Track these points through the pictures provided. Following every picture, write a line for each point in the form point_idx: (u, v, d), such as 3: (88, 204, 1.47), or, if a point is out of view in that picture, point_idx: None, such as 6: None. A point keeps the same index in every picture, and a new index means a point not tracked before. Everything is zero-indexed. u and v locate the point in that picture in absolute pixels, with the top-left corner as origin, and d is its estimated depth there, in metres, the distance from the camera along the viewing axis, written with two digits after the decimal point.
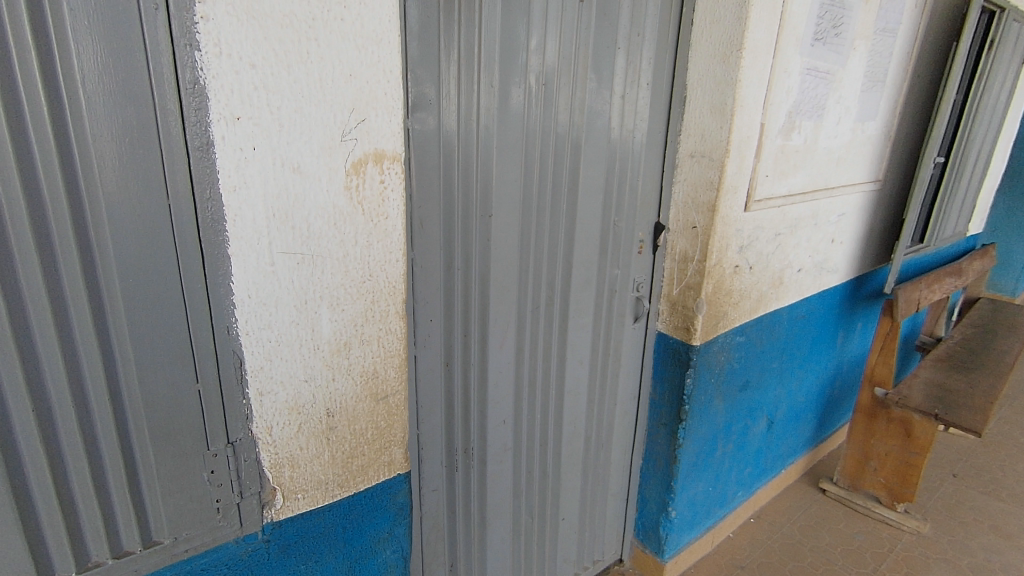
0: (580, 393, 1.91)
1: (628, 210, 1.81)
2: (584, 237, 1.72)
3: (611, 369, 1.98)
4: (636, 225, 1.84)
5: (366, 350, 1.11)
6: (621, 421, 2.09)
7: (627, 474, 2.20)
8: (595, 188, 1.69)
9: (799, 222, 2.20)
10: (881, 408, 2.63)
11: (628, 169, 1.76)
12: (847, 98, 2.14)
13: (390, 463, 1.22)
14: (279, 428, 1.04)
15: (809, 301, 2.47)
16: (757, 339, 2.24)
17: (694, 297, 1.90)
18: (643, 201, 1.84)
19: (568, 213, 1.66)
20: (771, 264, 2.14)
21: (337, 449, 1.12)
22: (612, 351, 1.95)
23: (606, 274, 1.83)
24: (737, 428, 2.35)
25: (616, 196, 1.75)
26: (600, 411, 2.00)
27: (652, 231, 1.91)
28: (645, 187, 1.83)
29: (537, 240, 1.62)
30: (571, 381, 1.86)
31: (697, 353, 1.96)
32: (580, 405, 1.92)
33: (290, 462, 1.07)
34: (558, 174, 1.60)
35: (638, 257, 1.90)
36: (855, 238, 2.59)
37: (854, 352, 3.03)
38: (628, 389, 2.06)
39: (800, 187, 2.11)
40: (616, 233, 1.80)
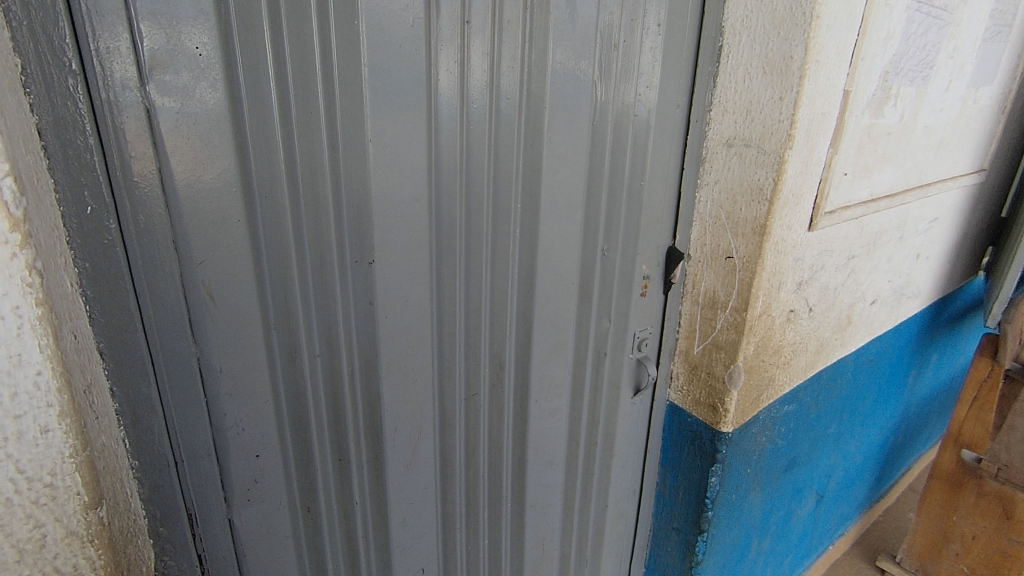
0: (551, 502, 1.29)
1: (627, 233, 1.14)
2: (553, 282, 1.07)
3: (600, 461, 1.34)
4: (639, 254, 1.18)
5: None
6: (615, 529, 1.46)
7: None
8: (571, 202, 1.03)
9: (880, 236, 1.51)
10: (969, 475, 2.01)
11: (626, 167, 1.08)
12: (962, 52, 1.44)
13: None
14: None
15: (881, 339, 1.80)
16: (811, 403, 1.60)
17: (726, 363, 1.25)
18: (652, 217, 1.17)
19: (522, 247, 1.01)
20: (838, 299, 1.47)
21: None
22: (600, 438, 1.31)
23: (590, 332, 1.18)
24: (778, 516, 1.72)
25: (605, 213, 1.09)
26: (584, 520, 1.38)
27: (664, 261, 1.24)
28: (654, 195, 1.15)
29: (467, 294, 0.97)
30: (538, 491, 1.24)
31: (727, 442, 1.32)
32: (551, 518, 1.30)
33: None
34: (501, 182, 0.94)
35: (641, 302, 1.23)
36: (945, 249, 1.89)
37: (923, 390, 2.38)
38: (626, 484, 1.43)
39: (887, 186, 1.42)
40: (607, 270, 1.15)
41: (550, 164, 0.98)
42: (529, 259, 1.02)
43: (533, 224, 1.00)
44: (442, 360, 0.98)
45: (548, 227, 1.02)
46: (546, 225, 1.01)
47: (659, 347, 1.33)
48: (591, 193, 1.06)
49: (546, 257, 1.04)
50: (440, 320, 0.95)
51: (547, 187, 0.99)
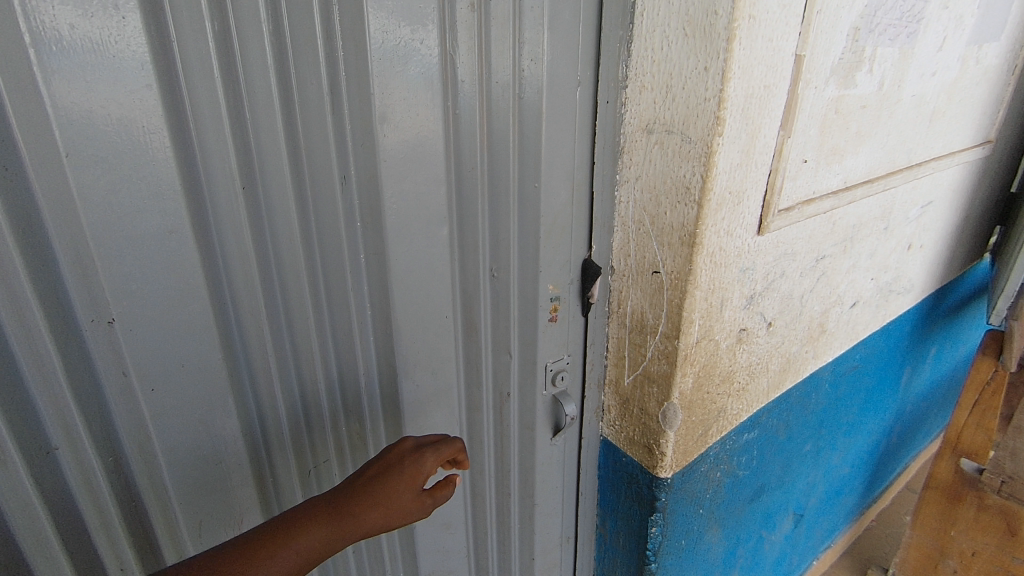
0: (453, 562, 1.09)
1: (519, 248, 0.90)
2: (419, 317, 0.84)
3: (517, 512, 1.13)
4: (542, 272, 0.93)
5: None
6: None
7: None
8: (431, 216, 0.80)
9: (858, 230, 1.26)
10: (970, 488, 1.79)
11: (510, 166, 0.84)
12: (958, 2, 1.17)
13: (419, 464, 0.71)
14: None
15: (866, 344, 1.56)
16: (780, 425, 1.37)
17: (658, 399, 1.01)
18: (556, 225, 0.92)
19: (361, 275, 0.77)
20: (806, 308, 1.23)
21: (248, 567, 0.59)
22: (514, 488, 1.10)
23: (482, 369, 0.97)
24: (745, 548, 1.52)
25: (486, 225, 0.86)
26: (502, 574, 1.19)
27: (577, 278, 1.00)
28: (556, 199, 0.90)
29: (290, 338, 0.76)
30: (433, 552, 1.04)
31: (666, 488, 1.09)
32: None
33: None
34: (319, 190, 0.71)
35: (550, 329, 0.99)
36: (941, 236, 1.64)
37: (920, 388, 2.15)
38: (558, 534, 1.22)
39: (864, 171, 1.16)
40: (495, 295, 0.92)
41: (391, 169, 0.74)
42: (381, 289, 0.79)
43: (379, 245, 0.77)
44: (267, 421, 0.77)
45: (398, 250, 0.78)
46: (397, 248, 0.78)
47: (582, 378, 1.10)
48: (463, 201, 0.83)
49: (402, 288, 0.81)
50: (250, 373, 0.74)
51: (391, 199, 0.75)
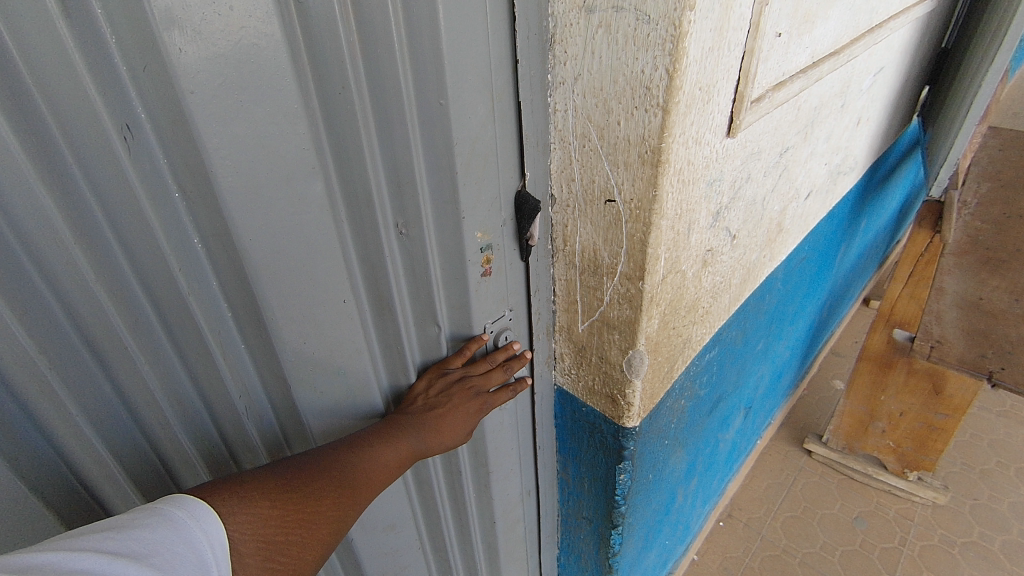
0: (405, 554, 0.96)
1: (428, 192, 0.68)
2: (306, 310, 0.62)
3: (466, 483, 1.00)
4: (467, 220, 0.70)
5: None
6: (509, 541, 1.15)
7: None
8: (294, 170, 0.54)
9: (820, 111, 1.10)
10: (899, 355, 1.84)
11: (401, 79, 0.59)
12: None
13: (480, 387, 0.78)
14: (225, 487, 0.56)
15: (814, 233, 1.48)
16: (738, 335, 1.28)
17: (620, 347, 0.86)
18: (478, 151, 0.68)
19: (194, 266, 0.55)
20: (768, 209, 1.08)
21: (345, 472, 0.64)
22: (463, 462, 0.96)
23: (405, 348, 0.77)
24: (704, 455, 1.49)
25: (374, 168, 0.62)
26: (461, 544, 1.08)
27: (512, 216, 0.78)
28: (473, 118, 0.66)
29: (103, 371, 0.54)
30: (379, 554, 0.90)
31: (634, 435, 0.96)
32: (409, 568, 0.99)
33: (294, 545, 0.59)
34: (84, 155, 0.46)
35: (485, 286, 0.78)
36: (886, 106, 1.52)
37: (850, 261, 2.17)
38: (518, 493, 1.11)
39: (833, 39, 0.98)
40: (406, 256, 0.71)
41: (209, 108, 0.46)
42: (236, 281, 0.57)
43: (215, 224, 0.53)
44: (95, 477, 0.58)
45: (250, 228, 0.53)
46: (248, 224, 0.53)
47: (528, 330, 0.91)
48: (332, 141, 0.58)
49: (269, 275, 0.57)
50: (43, 433, 0.52)
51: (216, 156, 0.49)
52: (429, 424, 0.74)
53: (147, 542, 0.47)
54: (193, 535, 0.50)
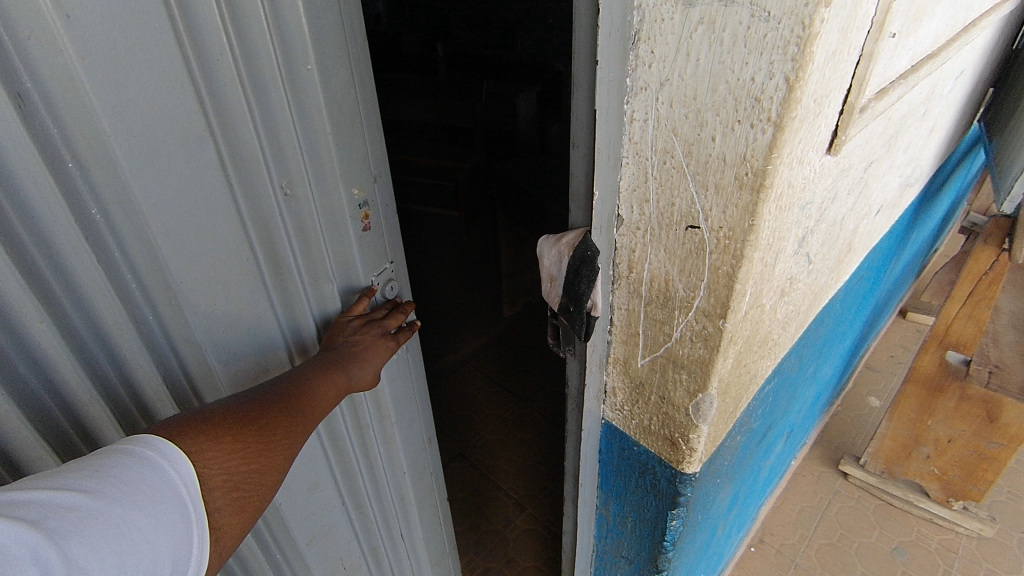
0: (331, 514, 0.99)
1: (310, 155, 0.70)
2: (210, 269, 0.65)
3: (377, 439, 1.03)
4: (343, 174, 0.74)
5: (61, 527, 0.43)
6: (421, 492, 1.19)
7: (450, 536, 1.40)
8: (185, 132, 0.58)
9: (905, 121, 0.98)
10: (952, 380, 1.71)
11: (265, 40, 0.61)
12: None
13: (386, 326, 0.81)
14: (191, 427, 0.55)
15: (875, 249, 1.36)
16: (796, 362, 1.18)
17: (687, 389, 0.76)
18: (347, 112, 0.72)
19: (99, 243, 0.56)
20: (845, 228, 0.97)
21: (299, 399, 0.66)
22: (370, 416, 0.99)
23: (307, 314, 0.78)
24: (747, 484, 1.39)
25: (257, 133, 0.64)
26: (380, 501, 1.11)
27: (380, 172, 0.81)
28: (334, 82, 0.69)
29: (20, 352, 0.53)
30: (305, 517, 0.93)
31: (693, 482, 0.86)
32: (335, 527, 1.02)
33: (257, 474, 0.59)
34: None
35: (367, 240, 0.82)
36: (958, 113, 1.40)
37: (896, 274, 2.04)
38: (421, 439, 1.14)
39: (933, 41, 0.86)
40: (300, 223, 0.72)
41: (93, 63, 0.49)
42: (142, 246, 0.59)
43: (118, 191, 0.55)
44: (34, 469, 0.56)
45: (144, 189, 0.56)
46: (140, 183, 0.56)
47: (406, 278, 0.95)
48: (213, 105, 0.59)
49: (167, 235, 0.60)
50: None
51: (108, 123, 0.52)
52: (364, 356, 0.76)
53: (124, 479, 0.48)
54: (170, 473, 0.50)
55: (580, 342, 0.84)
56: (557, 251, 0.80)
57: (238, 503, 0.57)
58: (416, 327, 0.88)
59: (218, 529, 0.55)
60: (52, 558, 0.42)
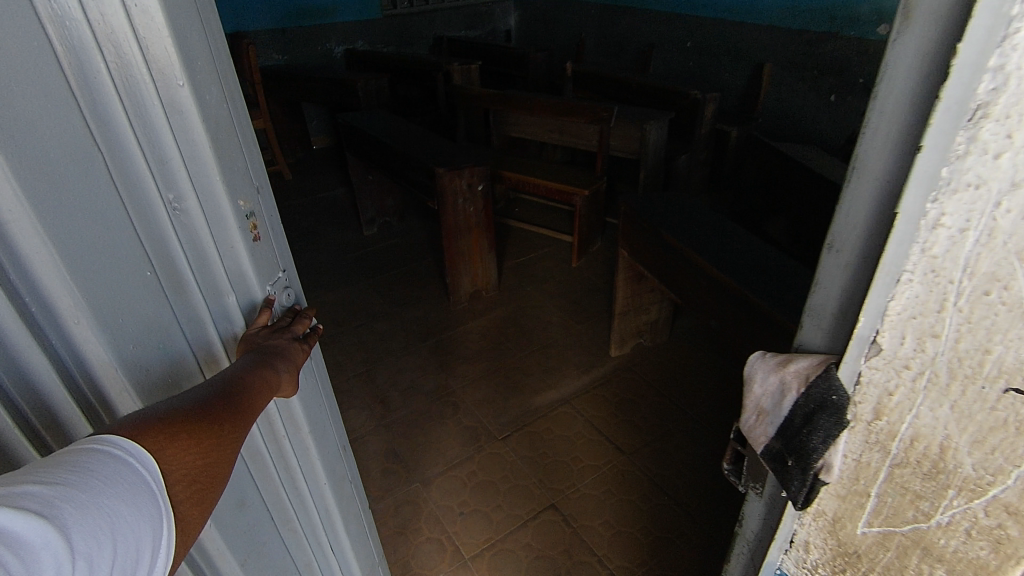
0: (256, 525, 1.01)
1: (196, 169, 0.69)
2: (101, 282, 0.66)
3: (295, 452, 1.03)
4: (232, 187, 0.73)
5: (62, 515, 0.48)
6: (343, 500, 1.19)
7: (375, 539, 1.41)
8: (71, 151, 0.59)
9: None
10: None
11: (138, 57, 0.59)
12: None
13: (294, 331, 0.86)
14: (148, 435, 0.59)
15: None
16: None
17: None
18: (222, 125, 0.71)
19: None
20: None
21: (238, 394, 0.71)
22: (280, 426, 0.98)
23: (204, 325, 0.78)
24: None
25: (140, 147, 0.64)
26: (303, 515, 1.11)
27: (256, 181, 0.79)
28: (207, 91, 0.67)
29: None
30: (229, 527, 0.95)
31: None
32: (260, 538, 1.03)
33: (208, 473, 0.63)
34: None
35: (260, 249, 0.81)
36: None
37: None
38: (334, 446, 1.14)
39: None
40: (192, 236, 0.72)
41: None
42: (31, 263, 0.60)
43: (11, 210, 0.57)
44: None
45: (38, 207, 0.58)
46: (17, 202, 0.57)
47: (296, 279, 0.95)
48: (94, 120, 0.60)
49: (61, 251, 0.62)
50: None
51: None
52: (288, 354, 0.82)
53: (100, 473, 0.53)
54: (144, 467, 0.56)
55: (800, 506, 0.61)
56: (779, 381, 0.60)
57: (195, 493, 0.62)
58: (310, 336, 0.89)
59: (183, 522, 0.60)
60: (58, 545, 0.47)
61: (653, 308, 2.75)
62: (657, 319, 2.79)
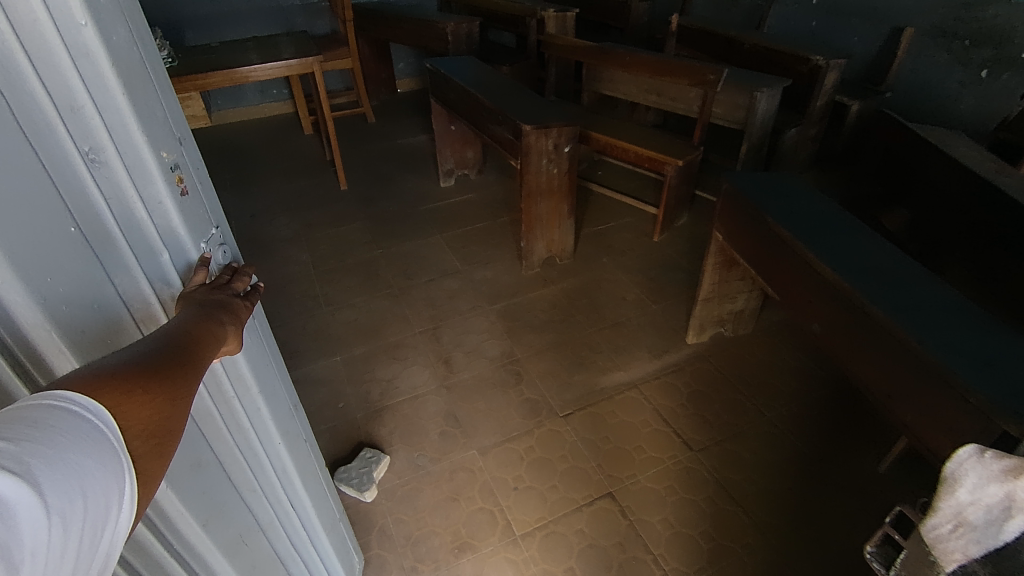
0: (218, 492, 1.09)
1: (112, 120, 0.73)
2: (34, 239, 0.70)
3: (247, 408, 1.10)
4: (153, 135, 0.79)
5: (33, 472, 0.54)
6: (297, 458, 1.30)
7: (331, 486, 1.56)
8: None
9: None
10: None
11: (42, 11, 0.63)
12: None
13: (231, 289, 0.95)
14: (104, 392, 0.66)
15: None
16: None
17: None
18: (136, 78, 0.76)
19: None
20: None
21: (187, 345, 0.80)
22: (230, 388, 1.05)
23: (139, 282, 0.84)
24: None
25: (59, 98, 0.68)
26: (258, 471, 1.18)
27: (174, 135, 0.85)
28: (116, 38, 0.72)
29: None
30: (196, 494, 1.02)
31: None
32: (225, 502, 1.11)
33: (163, 423, 0.71)
34: None
35: (185, 204, 0.88)
36: None
37: None
38: (281, 405, 1.24)
39: None
40: (115, 189, 0.77)
41: None
42: None
43: None
44: None
45: None
46: None
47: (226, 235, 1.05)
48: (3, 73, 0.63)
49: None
50: None
51: None
52: (232, 310, 0.92)
53: (65, 432, 0.58)
54: (99, 422, 0.62)
55: None
56: None
57: (152, 444, 0.69)
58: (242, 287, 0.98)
59: (144, 472, 0.67)
60: (33, 500, 0.53)
61: (741, 298, 2.53)
62: (743, 309, 2.57)
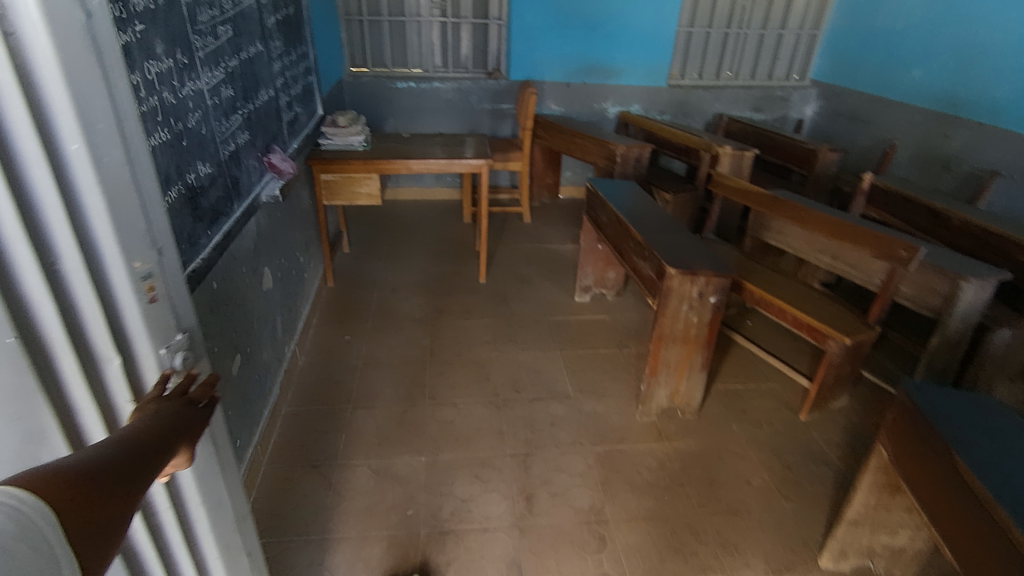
0: None
1: (83, 232, 0.84)
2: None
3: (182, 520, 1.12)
4: (127, 248, 0.89)
5: None
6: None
7: None
8: None
9: None
10: None
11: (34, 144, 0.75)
12: None
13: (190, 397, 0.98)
14: (49, 487, 0.67)
15: None
16: None
17: None
18: (123, 195, 0.87)
19: None
20: None
21: (138, 445, 0.82)
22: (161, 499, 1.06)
23: (79, 387, 0.89)
24: None
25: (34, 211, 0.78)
26: None
27: (155, 248, 0.96)
28: (108, 158, 0.84)
29: None
30: None
31: None
32: None
33: (108, 513, 0.72)
34: None
35: (151, 310, 0.96)
36: None
37: None
38: (230, 520, 1.23)
39: None
40: (76, 294, 0.86)
41: None
42: None
43: None
44: None
45: None
46: None
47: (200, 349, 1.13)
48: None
49: None
50: None
51: None
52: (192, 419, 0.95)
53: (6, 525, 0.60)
54: (39, 515, 0.64)
55: None
56: None
57: (95, 534, 0.70)
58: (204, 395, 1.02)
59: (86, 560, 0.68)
60: None
61: (902, 533, 2.00)
62: (904, 547, 2.03)
